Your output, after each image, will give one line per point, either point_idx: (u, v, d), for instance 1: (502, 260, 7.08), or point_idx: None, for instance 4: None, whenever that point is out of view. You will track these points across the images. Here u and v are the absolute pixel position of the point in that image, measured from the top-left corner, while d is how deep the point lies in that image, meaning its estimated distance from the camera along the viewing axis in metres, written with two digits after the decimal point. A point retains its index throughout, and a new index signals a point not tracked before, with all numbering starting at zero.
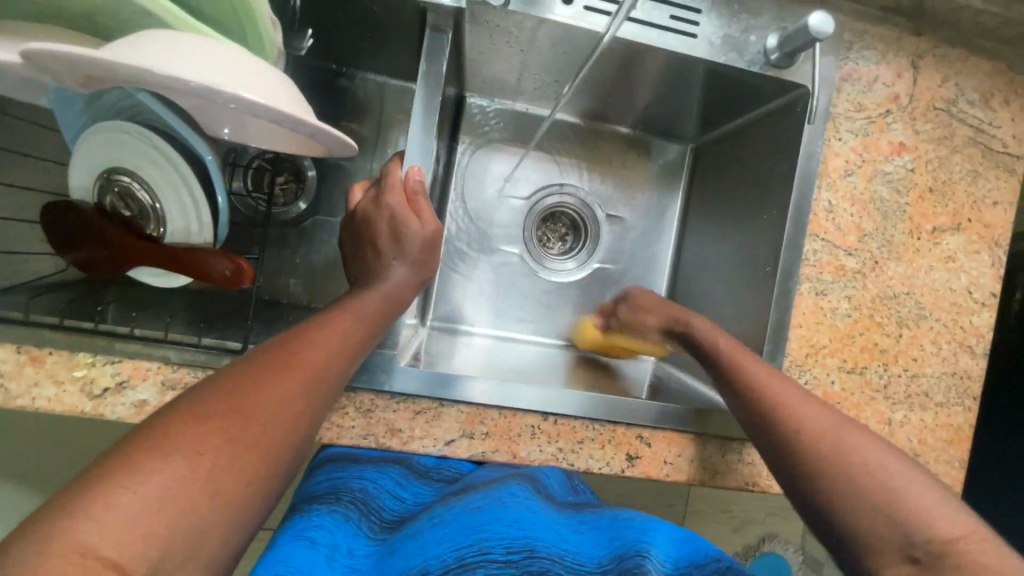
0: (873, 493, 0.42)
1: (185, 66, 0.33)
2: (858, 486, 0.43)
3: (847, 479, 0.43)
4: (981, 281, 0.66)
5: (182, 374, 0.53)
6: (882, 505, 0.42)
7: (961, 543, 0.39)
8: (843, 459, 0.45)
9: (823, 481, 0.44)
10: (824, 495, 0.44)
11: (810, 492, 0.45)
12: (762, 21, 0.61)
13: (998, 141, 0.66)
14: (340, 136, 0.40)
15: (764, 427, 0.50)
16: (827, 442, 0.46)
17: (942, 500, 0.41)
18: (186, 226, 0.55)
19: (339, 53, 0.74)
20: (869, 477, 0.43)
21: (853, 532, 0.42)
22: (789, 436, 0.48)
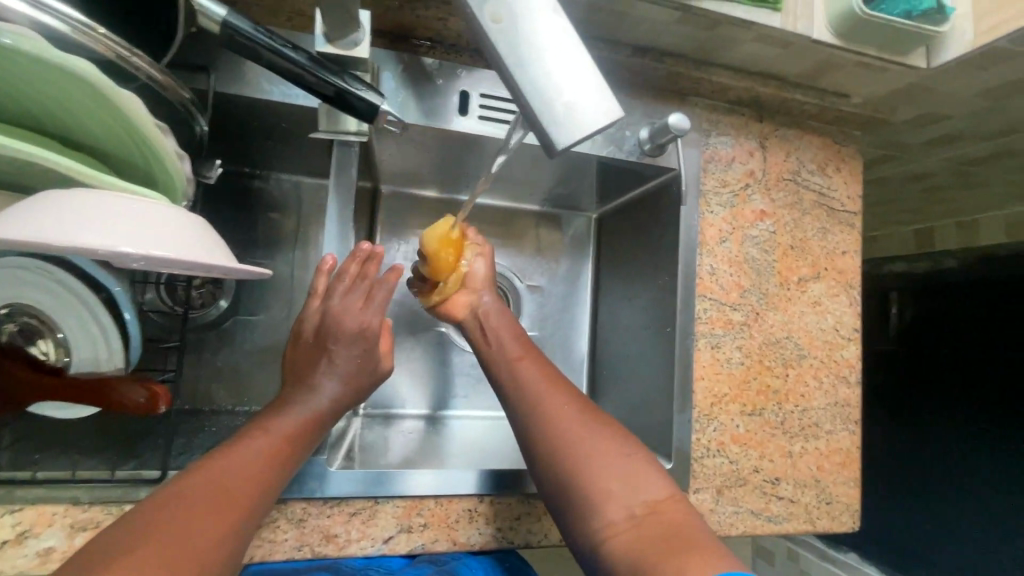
0: (615, 471, 0.52)
1: (98, 235, 0.35)
2: (604, 466, 0.52)
3: (591, 459, 0.52)
4: (843, 320, 0.77)
5: (93, 513, 0.50)
6: (618, 478, 0.51)
7: (663, 507, 0.50)
8: (595, 442, 0.53)
9: (573, 460, 0.53)
10: (572, 474, 0.52)
11: (557, 469, 0.53)
12: (633, 119, 0.70)
13: (837, 202, 0.79)
14: (254, 270, 0.43)
15: (528, 408, 0.57)
16: (586, 428, 0.54)
17: (651, 476, 0.52)
18: (94, 354, 0.53)
19: (252, 161, 0.77)
20: (614, 459, 0.53)
21: (589, 500, 0.51)
22: (550, 418, 0.55)
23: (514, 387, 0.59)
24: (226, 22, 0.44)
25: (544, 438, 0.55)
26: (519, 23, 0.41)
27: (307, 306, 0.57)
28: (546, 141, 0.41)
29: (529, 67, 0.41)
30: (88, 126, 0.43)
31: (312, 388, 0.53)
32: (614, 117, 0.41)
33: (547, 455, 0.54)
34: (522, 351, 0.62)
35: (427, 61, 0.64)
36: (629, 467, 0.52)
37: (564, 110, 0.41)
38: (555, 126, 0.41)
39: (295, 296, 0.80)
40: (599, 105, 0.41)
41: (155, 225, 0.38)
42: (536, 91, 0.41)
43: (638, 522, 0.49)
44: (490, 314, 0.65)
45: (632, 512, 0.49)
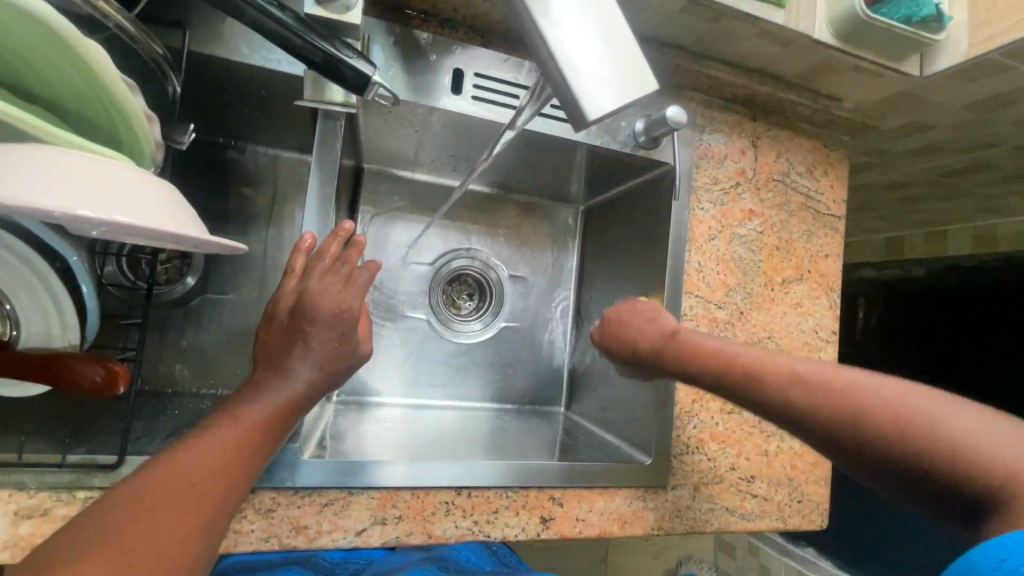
0: (961, 436, 0.40)
1: (45, 194, 0.31)
2: (941, 436, 0.40)
3: (920, 438, 0.41)
4: (823, 322, 0.78)
5: (41, 499, 0.47)
6: (960, 451, 0.39)
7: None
8: (908, 415, 0.42)
9: (901, 443, 0.41)
10: (919, 462, 0.41)
11: (888, 463, 0.42)
12: (629, 109, 0.69)
13: (823, 205, 0.79)
14: (225, 243, 0.40)
15: (806, 406, 0.47)
16: (880, 399, 0.44)
17: (997, 434, 0.39)
18: (45, 329, 0.49)
19: (227, 130, 0.73)
20: (950, 423, 0.41)
21: (957, 483, 0.39)
22: (833, 409, 0.45)
23: (780, 382, 0.49)
24: None
25: (853, 431, 0.44)
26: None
27: (283, 286, 0.54)
28: (574, 110, 0.40)
29: (559, 35, 0.39)
30: (44, 75, 0.39)
31: (286, 373, 0.50)
32: (645, 91, 0.40)
33: (874, 452, 0.43)
34: (749, 353, 0.53)
35: (421, 35, 0.61)
36: (969, 425, 0.40)
37: (591, 81, 0.39)
38: (583, 95, 0.39)
39: (269, 275, 0.76)
40: (628, 80, 0.40)
41: (116, 185, 0.35)
42: (565, 59, 0.39)
43: (1010, 500, 0.36)
44: (686, 333, 0.59)
45: (1000, 484, 0.37)
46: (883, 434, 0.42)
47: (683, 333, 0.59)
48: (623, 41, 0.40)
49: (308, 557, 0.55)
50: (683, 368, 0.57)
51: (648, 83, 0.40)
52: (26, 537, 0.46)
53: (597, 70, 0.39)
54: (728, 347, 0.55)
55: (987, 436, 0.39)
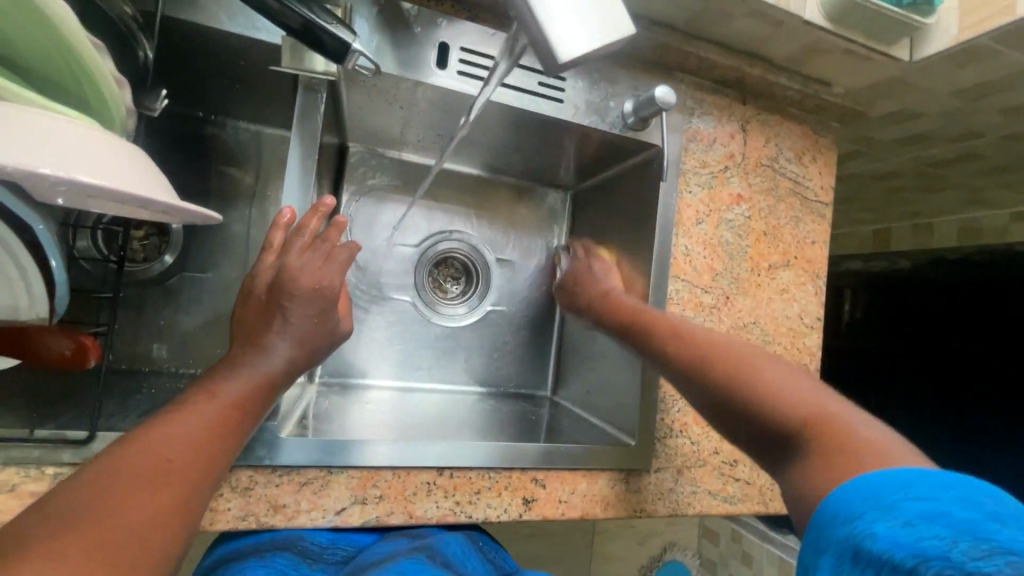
0: (795, 397, 0.42)
1: (1, 146, 0.30)
2: (781, 394, 0.43)
3: (750, 378, 0.45)
4: (808, 309, 0.78)
5: (8, 475, 0.46)
6: (777, 393, 0.43)
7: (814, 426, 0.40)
8: (750, 365, 0.47)
9: (746, 393, 0.45)
10: (750, 407, 0.44)
11: (721, 403, 0.47)
12: (618, 90, 0.68)
13: (811, 192, 0.79)
14: (194, 210, 0.38)
15: (686, 350, 0.52)
16: (750, 363, 0.47)
17: (826, 398, 0.42)
18: (11, 301, 0.45)
19: (206, 104, 0.71)
20: (797, 392, 0.43)
21: (773, 425, 0.42)
22: (701, 367, 0.49)
23: (673, 342, 0.54)
24: None
25: (722, 382, 0.47)
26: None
27: (261, 261, 0.53)
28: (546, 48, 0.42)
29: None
30: (8, 33, 0.37)
31: (263, 349, 0.48)
32: (620, 36, 0.42)
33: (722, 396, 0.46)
34: (667, 317, 0.58)
35: (406, 6, 0.59)
36: (818, 397, 0.42)
37: (565, 21, 0.41)
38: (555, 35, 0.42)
39: (250, 254, 0.75)
40: (602, 24, 0.42)
41: (77, 146, 0.33)
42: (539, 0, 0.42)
43: (824, 445, 0.38)
44: (621, 299, 0.65)
45: (811, 430, 0.39)
46: (722, 371, 0.47)
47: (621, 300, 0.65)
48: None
49: (291, 541, 0.54)
50: (609, 314, 0.65)
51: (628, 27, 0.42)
52: None
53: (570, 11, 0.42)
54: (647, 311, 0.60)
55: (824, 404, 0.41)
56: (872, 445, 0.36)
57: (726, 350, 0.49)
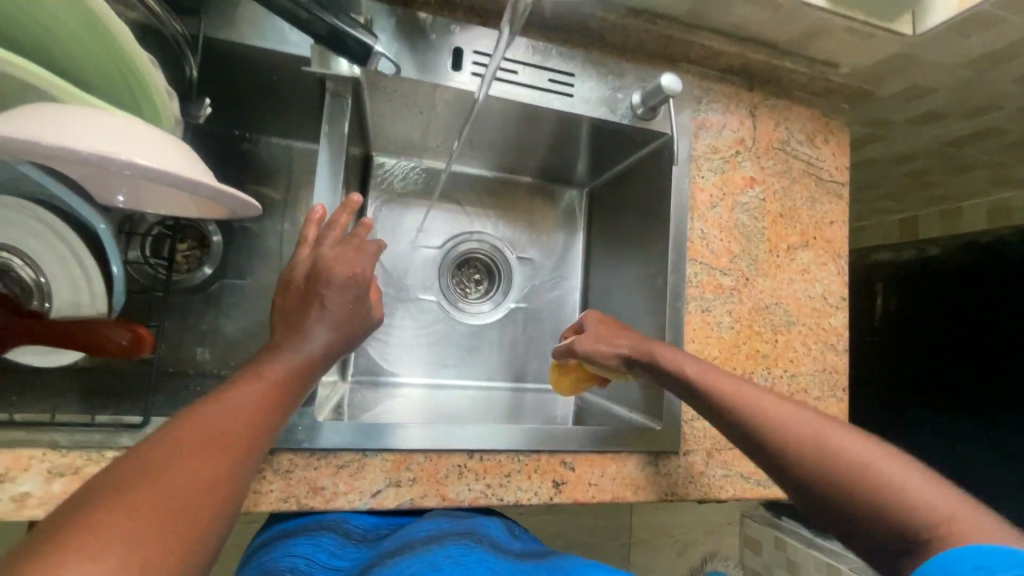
0: (867, 464, 0.42)
1: (77, 137, 0.34)
2: (853, 469, 0.42)
3: (879, 479, 0.41)
4: (832, 289, 0.78)
5: (73, 459, 0.49)
6: (914, 495, 0.40)
7: (949, 530, 0.38)
8: (859, 449, 0.43)
9: (813, 462, 0.44)
10: (820, 479, 0.44)
11: (816, 486, 0.44)
12: (626, 82, 0.70)
13: (826, 172, 0.80)
14: (239, 196, 0.41)
15: (749, 437, 0.49)
16: (834, 440, 0.44)
17: (942, 494, 0.40)
18: (76, 300, 0.52)
19: (242, 121, 0.76)
20: (912, 489, 0.40)
21: (845, 487, 0.42)
22: (762, 428, 0.48)
23: (724, 405, 0.52)
24: None
25: (810, 470, 0.44)
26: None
27: (296, 254, 0.56)
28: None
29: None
30: (75, 57, 0.43)
31: (301, 335, 0.52)
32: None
33: (784, 458, 0.46)
34: (705, 370, 0.55)
35: (421, 16, 0.64)
36: (893, 472, 0.42)
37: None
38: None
39: (284, 261, 0.79)
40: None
41: (139, 141, 0.37)
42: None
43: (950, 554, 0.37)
44: (655, 352, 0.60)
45: (938, 534, 0.38)
46: (842, 473, 0.43)
47: (656, 357, 0.59)
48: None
49: (335, 524, 0.57)
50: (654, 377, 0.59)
51: None
52: (59, 494, 0.48)
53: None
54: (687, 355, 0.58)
55: (917, 486, 0.40)
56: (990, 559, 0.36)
57: (852, 450, 0.43)
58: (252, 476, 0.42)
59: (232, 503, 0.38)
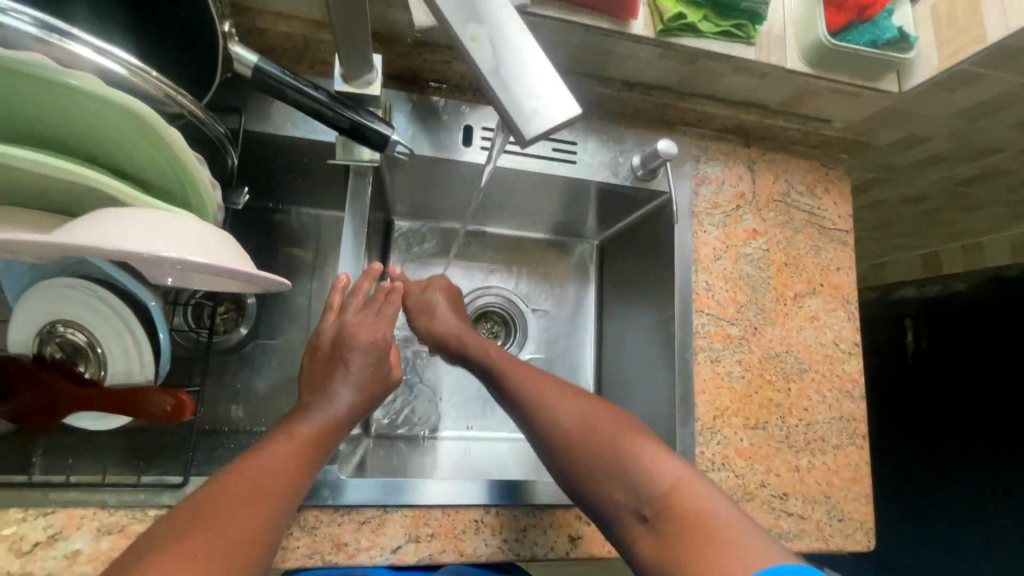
0: (625, 449, 0.54)
1: (140, 242, 0.40)
2: (612, 454, 0.54)
3: (628, 460, 0.53)
4: (843, 334, 0.78)
5: (119, 517, 0.53)
6: (652, 474, 0.52)
7: (672, 496, 0.51)
8: (619, 437, 0.55)
9: (579, 446, 0.55)
10: (582, 461, 0.55)
11: (581, 468, 0.55)
12: (626, 147, 0.75)
13: (828, 221, 0.82)
14: (272, 277, 0.47)
15: (530, 416, 0.59)
16: (605, 431, 0.55)
17: (670, 466, 0.53)
18: (127, 368, 0.58)
19: (275, 195, 0.84)
20: (654, 466, 0.53)
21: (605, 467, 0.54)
22: (548, 409, 0.58)
23: (515, 388, 0.61)
24: (259, 68, 0.51)
25: (580, 456, 0.55)
26: (482, 22, 0.41)
27: (323, 320, 0.61)
28: (514, 132, 0.41)
29: (506, 71, 0.41)
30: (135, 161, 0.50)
31: (326, 396, 0.56)
32: (557, 124, 0.40)
33: (554, 439, 0.56)
34: (508, 359, 0.64)
35: (435, 100, 0.71)
36: (644, 457, 0.53)
37: (529, 102, 0.41)
38: (523, 117, 0.41)
39: (312, 320, 0.84)
40: (536, 114, 0.41)
41: (189, 238, 0.43)
42: (503, 89, 0.41)
43: (673, 516, 0.49)
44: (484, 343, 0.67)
45: (667, 501, 0.50)
46: (601, 457, 0.54)
47: (487, 346, 0.66)
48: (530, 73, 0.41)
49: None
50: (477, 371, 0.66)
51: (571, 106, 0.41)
52: (106, 551, 0.52)
53: (531, 101, 0.41)
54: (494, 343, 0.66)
55: (655, 465, 0.53)
56: (716, 526, 0.47)
57: (616, 440, 0.55)
58: (284, 528, 0.47)
59: (264, 557, 0.44)
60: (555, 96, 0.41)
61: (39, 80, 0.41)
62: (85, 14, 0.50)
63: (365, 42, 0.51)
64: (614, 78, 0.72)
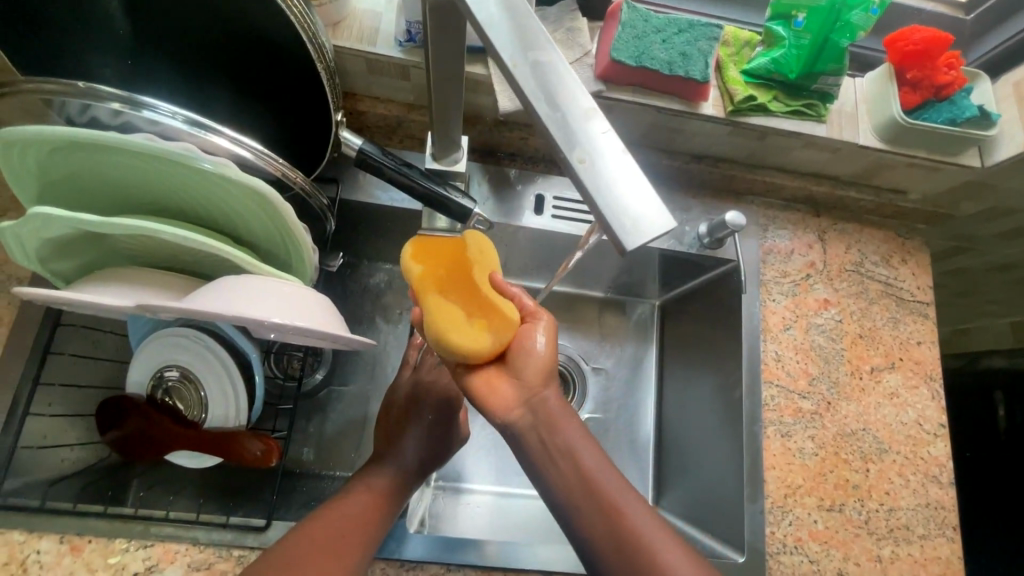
0: None
1: (262, 310, 0.47)
2: None
3: None
4: (927, 414, 0.74)
5: (208, 554, 0.58)
6: None
7: None
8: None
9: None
10: None
11: None
12: (693, 216, 0.77)
13: (907, 292, 0.79)
14: (361, 340, 0.53)
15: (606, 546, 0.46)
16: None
17: None
18: (223, 413, 0.63)
19: (356, 250, 0.90)
20: None
21: None
22: (640, 546, 0.46)
23: (607, 519, 0.46)
24: (361, 149, 0.57)
25: None
26: (562, 96, 0.32)
27: (399, 376, 0.65)
28: (609, 237, 0.30)
29: (593, 159, 0.31)
30: (253, 233, 0.57)
31: (400, 450, 0.58)
32: (662, 233, 0.30)
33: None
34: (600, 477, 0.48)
35: (510, 172, 0.76)
36: None
37: (626, 202, 0.30)
38: (621, 220, 0.30)
39: (382, 370, 0.89)
40: (637, 220, 0.30)
41: (296, 304, 0.50)
42: (595, 182, 0.30)
43: None
44: (570, 443, 0.48)
45: None
46: None
47: (573, 450, 0.48)
48: (626, 167, 0.31)
49: None
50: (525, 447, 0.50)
51: (664, 216, 0.30)
52: None
53: (628, 199, 0.30)
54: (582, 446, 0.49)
55: None
56: None
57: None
58: None
59: None
60: (655, 196, 0.31)
61: (189, 168, 0.48)
62: (222, 103, 0.57)
63: (455, 126, 0.56)
64: (682, 151, 0.75)
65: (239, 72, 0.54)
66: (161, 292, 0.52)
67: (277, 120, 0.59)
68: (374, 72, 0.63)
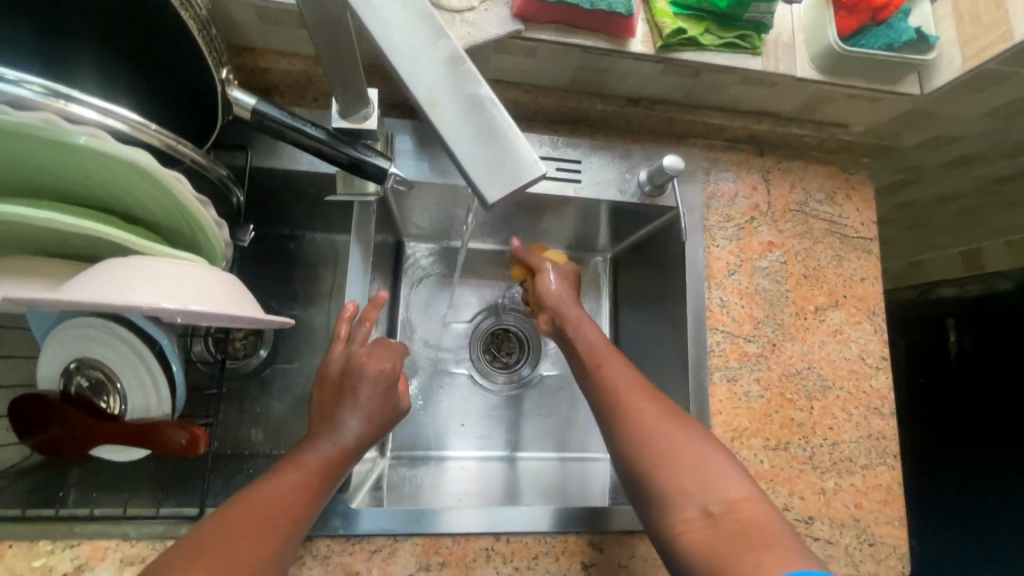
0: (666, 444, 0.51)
1: (147, 294, 0.43)
2: (658, 443, 0.51)
3: (666, 449, 0.51)
4: (869, 348, 0.75)
5: (141, 548, 0.56)
6: (694, 478, 0.49)
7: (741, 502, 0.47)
8: (669, 427, 0.52)
9: (719, 531, 0.46)
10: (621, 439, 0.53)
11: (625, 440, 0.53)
12: (633, 162, 0.73)
13: (851, 229, 0.78)
14: (271, 319, 0.49)
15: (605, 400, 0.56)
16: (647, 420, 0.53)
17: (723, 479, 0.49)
18: (145, 403, 0.60)
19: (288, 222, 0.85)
20: (704, 476, 0.49)
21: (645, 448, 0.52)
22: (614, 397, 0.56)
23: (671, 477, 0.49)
24: (256, 110, 0.51)
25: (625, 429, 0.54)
26: (413, 36, 0.32)
27: (330, 351, 0.62)
28: (468, 182, 0.32)
29: (447, 102, 0.32)
30: (144, 212, 0.52)
31: (334, 425, 0.56)
32: (518, 186, 0.32)
33: (675, 519, 0.48)
34: (657, 423, 0.53)
35: None
36: (689, 455, 0.50)
37: (480, 146, 0.32)
38: (477, 166, 0.32)
39: (327, 341, 0.85)
40: (496, 170, 0.32)
41: (193, 286, 0.46)
42: (450, 128, 0.32)
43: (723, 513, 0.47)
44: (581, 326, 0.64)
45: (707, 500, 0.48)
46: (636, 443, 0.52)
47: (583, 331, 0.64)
48: (489, 116, 0.32)
49: None
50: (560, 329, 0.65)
51: (521, 159, 0.32)
52: None
53: (487, 147, 0.32)
54: (651, 391, 0.56)
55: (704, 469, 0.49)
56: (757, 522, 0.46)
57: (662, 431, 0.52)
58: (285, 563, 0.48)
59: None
60: (516, 143, 0.32)
61: (47, 142, 0.42)
62: (93, 66, 0.51)
63: (358, 80, 0.51)
64: (618, 95, 0.71)
65: (101, 29, 0.48)
66: (40, 282, 0.47)
67: (159, 83, 0.53)
68: (268, 21, 0.56)
